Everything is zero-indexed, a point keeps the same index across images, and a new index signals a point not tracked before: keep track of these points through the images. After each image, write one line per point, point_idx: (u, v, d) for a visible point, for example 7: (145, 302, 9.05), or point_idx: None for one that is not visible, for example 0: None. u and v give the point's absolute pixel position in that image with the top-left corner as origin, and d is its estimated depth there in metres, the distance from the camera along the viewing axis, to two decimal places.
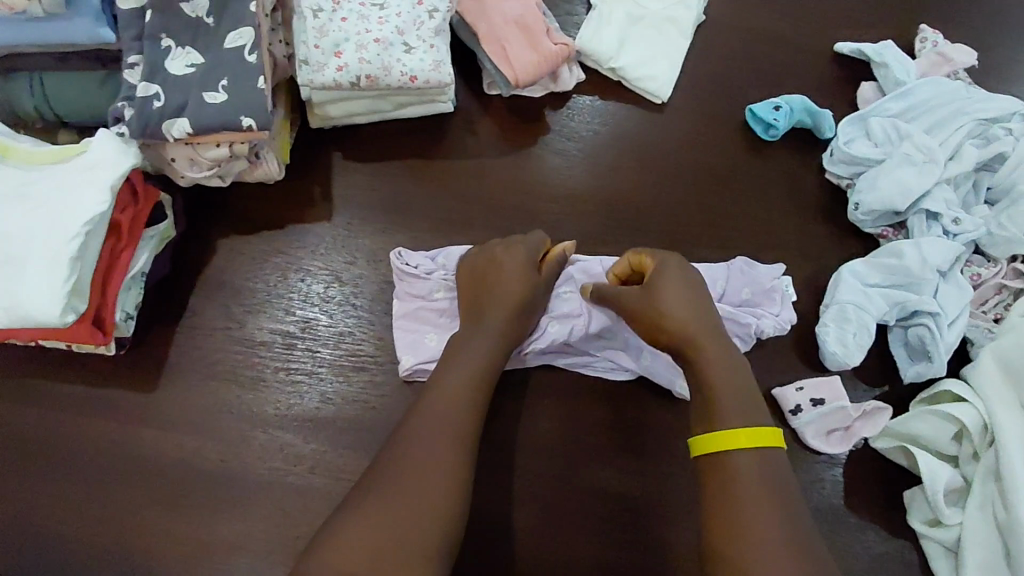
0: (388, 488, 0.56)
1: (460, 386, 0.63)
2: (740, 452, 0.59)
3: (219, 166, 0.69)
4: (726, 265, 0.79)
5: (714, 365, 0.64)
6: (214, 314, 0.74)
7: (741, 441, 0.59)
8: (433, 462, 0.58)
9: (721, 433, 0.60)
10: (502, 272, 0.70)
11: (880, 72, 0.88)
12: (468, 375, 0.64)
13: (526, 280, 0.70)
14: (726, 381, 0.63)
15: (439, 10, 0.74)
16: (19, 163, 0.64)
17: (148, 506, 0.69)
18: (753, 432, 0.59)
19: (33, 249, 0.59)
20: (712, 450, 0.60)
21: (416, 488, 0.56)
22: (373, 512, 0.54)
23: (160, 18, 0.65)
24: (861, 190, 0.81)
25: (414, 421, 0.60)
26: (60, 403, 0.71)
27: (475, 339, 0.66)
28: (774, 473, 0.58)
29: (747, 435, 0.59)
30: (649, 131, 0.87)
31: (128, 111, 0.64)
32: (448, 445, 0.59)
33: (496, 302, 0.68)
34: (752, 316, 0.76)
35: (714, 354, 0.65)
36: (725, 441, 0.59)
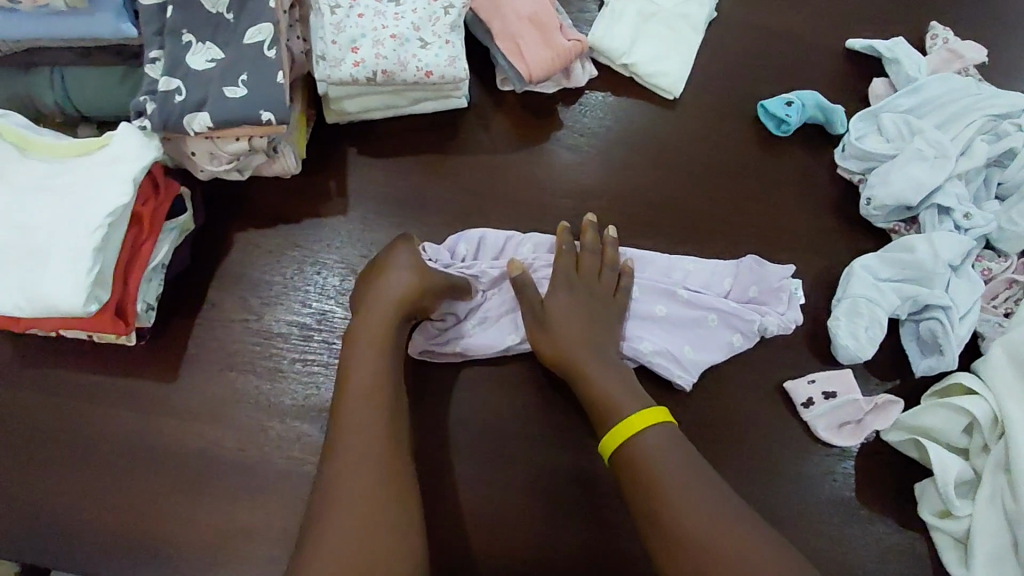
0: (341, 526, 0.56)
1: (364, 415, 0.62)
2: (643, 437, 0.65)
3: (237, 160, 0.70)
4: (738, 262, 0.81)
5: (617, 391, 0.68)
6: (231, 305, 0.75)
7: (638, 424, 0.66)
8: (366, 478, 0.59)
9: (620, 425, 0.66)
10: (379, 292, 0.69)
11: (891, 69, 0.89)
12: (358, 387, 0.64)
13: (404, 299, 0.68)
14: (609, 381, 0.69)
15: (454, 6, 0.75)
16: (42, 156, 0.65)
17: (166, 495, 0.70)
18: (645, 413, 0.66)
19: (59, 241, 0.60)
20: (620, 445, 0.66)
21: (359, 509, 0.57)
22: (331, 535, 0.56)
23: (182, 13, 0.66)
24: (872, 184, 0.81)
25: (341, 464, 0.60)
26: (78, 393, 0.72)
27: (357, 359, 0.65)
28: (670, 443, 0.65)
29: (643, 417, 0.66)
30: (660, 126, 0.87)
31: (150, 105, 0.65)
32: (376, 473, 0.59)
33: (369, 321, 0.67)
34: (757, 313, 0.77)
35: (610, 380, 0.69)
36: (626, 430, 0.66)
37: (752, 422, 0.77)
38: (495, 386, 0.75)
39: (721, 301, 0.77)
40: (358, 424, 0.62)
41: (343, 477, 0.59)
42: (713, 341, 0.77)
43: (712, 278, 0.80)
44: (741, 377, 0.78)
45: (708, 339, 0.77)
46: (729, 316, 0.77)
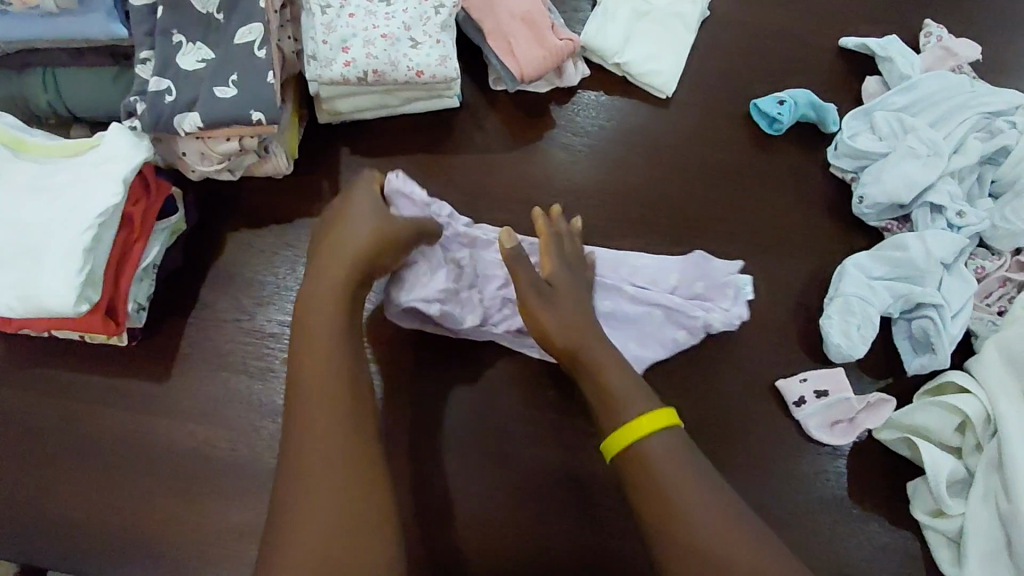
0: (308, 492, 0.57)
1: (333, 359, 0.62)
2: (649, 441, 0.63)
3: (228, 160, 0.70)
4: (684, 257, 0.81)
5: (613, 369, 0.67)
6: (223, 305, 0.75)
7: (642, 428, 0.63)
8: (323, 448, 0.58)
9: (624, 429, 0.64)
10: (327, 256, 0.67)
11: (884, 67, 0.89)
12: (314, 351, 0.62)
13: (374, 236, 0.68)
14: (606, 358, 0.68)
15: (444, 6, 0.75)
16: (33, 157, 0.65)
17: (158, 494, 0.70)
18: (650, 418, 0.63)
19: (49, 241, 0.60)
20: (624, 450, 0.63)
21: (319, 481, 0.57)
22: (297, 517, 0.55)
23: (172, 14, 0.66)
24: (865, 183, 0.81)
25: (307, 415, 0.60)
26: (70, 393, 0.72)
27: (311, 322, 0.63)
28: (677, 450, 0.62)
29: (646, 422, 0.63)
30: (652, 125, 0.87)
31: (140, 105, 0.65)
32: (344, 431, 0.59)
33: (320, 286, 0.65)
34: (701, 309, 0.78)
35: (607, 356, 0.68)
36: (629, 435, 0.63)
37: (744, 421, 0.77)
38: (487, 385, 0.75)
39: (665, 297, 0.78)
40: (310, 390, 0.60)
41: (310, 436, 0.59)
42: (654, 337, 0.78)
43: (659, 273, 0.80)
44: (733, 376, 0.78)
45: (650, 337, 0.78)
46: (673, 312, 0.78)
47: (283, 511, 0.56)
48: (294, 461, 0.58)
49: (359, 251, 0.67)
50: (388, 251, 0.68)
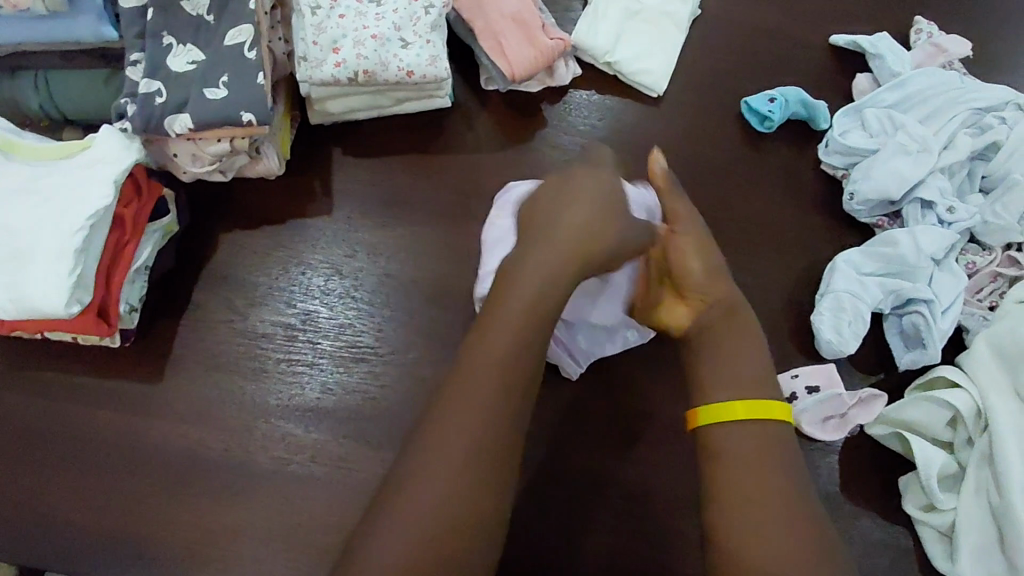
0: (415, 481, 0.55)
1: (517, 314, 0.62)
2: (741, 427, 0.62)
3: (220, 161, 0.70)
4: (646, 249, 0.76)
5: (749, 363, 0.66)
6: (216, 306, 0.75)
7: (738, 413, 0.63)
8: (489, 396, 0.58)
9: (717, 406, 0.64)
10: (548, 220, 0.70)
11: (874, 64, 0.89)
12: (515, 317, 0.62)
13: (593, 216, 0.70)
14: (744, 357, 0.67)
15: (435, 6, 0.75)
16: (24, 158, 0.65)
17: (154, 494, 0.70)
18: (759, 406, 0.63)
19: (40, 243, 0.61)
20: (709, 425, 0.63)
21: (473, 426, 0.57)
22: (438, 464, 0.56)
23: (162, 16, 0.66)
24: (856, 179, 0.82)
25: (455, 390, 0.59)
26: (65, 394, 0.72)
27: (512, 285, 0.64)
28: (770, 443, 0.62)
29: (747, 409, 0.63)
30: (645, 123, 0.88)
31: (130, 107, 0.66)
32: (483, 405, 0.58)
33: (543, 250, 0.67)
34: None
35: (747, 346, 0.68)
36: (722, 413, 0.63)
37: None
38: None
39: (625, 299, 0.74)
40: (482, 351, 0.60)
41: (454, 406, 0.58)
42: (608, 333, 0.75)
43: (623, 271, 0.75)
44: None
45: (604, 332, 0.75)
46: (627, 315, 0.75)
47: (419, 458, 0.56)
48: (455, 404, 0.58)
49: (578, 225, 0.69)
50: (609, 235, 0.70)
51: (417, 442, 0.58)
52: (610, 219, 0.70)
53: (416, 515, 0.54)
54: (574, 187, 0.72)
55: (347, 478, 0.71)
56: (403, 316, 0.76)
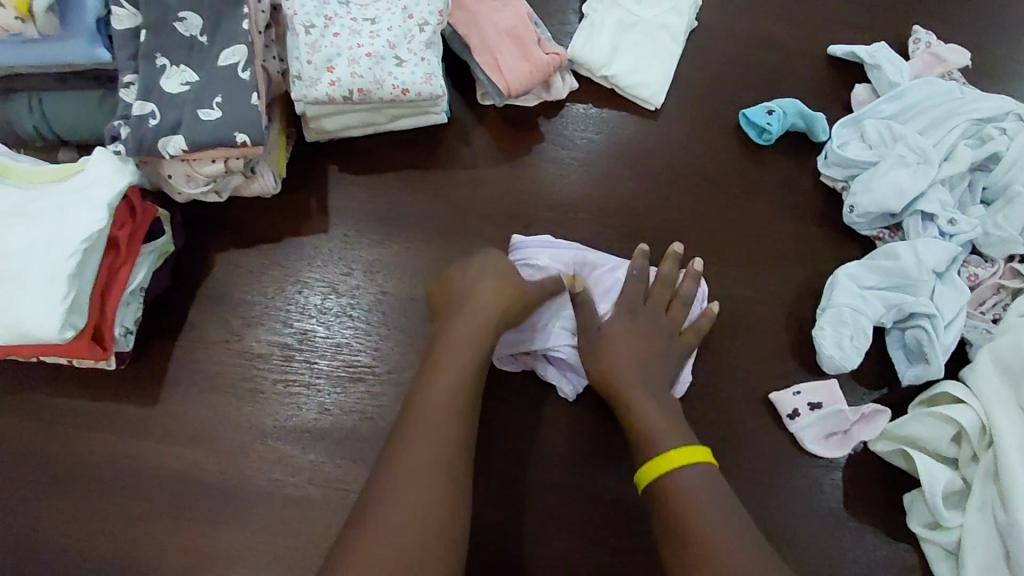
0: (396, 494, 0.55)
1: (447, 384, 0.61)
2: (682, 472, 0.62)
3: (215, 181, 0.70)
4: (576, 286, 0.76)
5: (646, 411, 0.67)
6: (213, 327, 0.74)
7: (676, 461, 0.63)
8: (455, 395, 0.61)
9: (657, 459, 0.64)
10: (467, 291, 0.68)
11: (873, 74, 0.89)
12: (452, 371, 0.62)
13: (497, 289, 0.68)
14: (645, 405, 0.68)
15: (429, 23, 0.74)
16: (18, 181, 0.65)
17: (149, 517, 0.69)
18: (686, 451, 0.64)
19: (31, 267, 0.60)
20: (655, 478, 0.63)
21: (447, 430, 0.59)
22: (422, 462, 0.57)
23: (155, 37, 0.66)
24: (856, 192, 0.81)
25: (412, 416, 0.60)
26: (60, 417, 0.71)
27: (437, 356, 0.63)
28: (713, 485, 0.62)
29: (682, 454, 0.64)
30: (642, 136, 0.87)
31: (124, 129, 0.65)
32: (443, 419, 0.59)
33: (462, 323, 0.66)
34: None
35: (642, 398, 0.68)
36: (662, 464, 0.63)
37: (739, 434, 0.76)
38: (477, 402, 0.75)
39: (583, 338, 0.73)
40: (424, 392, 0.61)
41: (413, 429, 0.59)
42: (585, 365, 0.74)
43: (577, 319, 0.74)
44: (726, 388, 0.78)
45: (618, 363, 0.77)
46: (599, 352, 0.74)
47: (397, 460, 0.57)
48: (427, 404, 0.60)
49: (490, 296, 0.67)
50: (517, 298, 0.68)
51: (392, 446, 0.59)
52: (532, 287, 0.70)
53: (394, 522, 0.54)
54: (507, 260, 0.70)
55: (345, 500, 0.70)
56: (399, 335, 0.75)
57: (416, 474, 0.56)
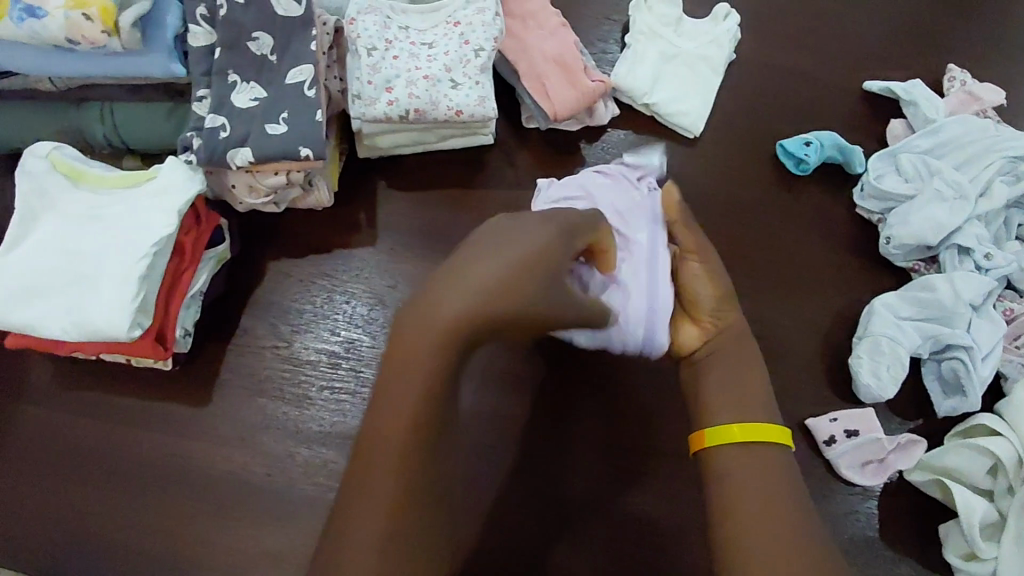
0: (357, 522, 0.52)
1: (410, 403, 0.52)
2: (749, 447, 0.61)
3: (275, 193, 0.73)
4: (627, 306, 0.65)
5: (724, 400, 0.64)
6: (263, 333, 0.77)
7: (746, 434, 0.61)
8: (416, 421, 0.52)
9: (726, 428, 0.62)
10: (452, 279, 0.53)
11: (909, 110, 0.91)
12: (415, 381, 0.52)
13: (503, 280, 0.53)
14: (724, 389, 0.65)
15: (485, 49, 0.77)
16: (91, 187, 0.67)
17: (197, 514, 0.71)
18: (762, 428, 0.62)
19: (106, 270, 0.63)
20: (721, 449, 0.61)
21: (391, 495, 0.52)
22: (359, 534, 0.52)
23: (228, 55, 0.69)
24: (891, 224, 0.83)
25: (375, 438, 0.53)
26: (115, 414, 0.74)
27: (404, 361, 0.52)
28: (780, 468, 0.61)
29: (755, 430, 0.61)
30: (681, 162, 0.90)
31: (196, 140, 0.68)
32: (402, 449, 0.52)
33: (415, 335, 0.52)
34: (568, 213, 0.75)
35: (724, 383, 0.65)
36: (732, 435, 0.61)
37: None
38: (515, 417, 0.76)
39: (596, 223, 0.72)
40: (387, 411, 0.52)
41: (376, 454, 0.52)
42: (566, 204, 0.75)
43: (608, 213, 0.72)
44: None
45: (633, 360, 0.77)
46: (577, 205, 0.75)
47: (357, 489, 0.53)
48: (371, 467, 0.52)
49: (488, 292, 0.52)
50: (528, 295, 0.53)
51: (355, 465, 0.54)
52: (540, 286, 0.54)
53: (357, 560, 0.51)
54: (472, 272, 0.53)
55: None
56: None
57: (373, 514, 0.52)
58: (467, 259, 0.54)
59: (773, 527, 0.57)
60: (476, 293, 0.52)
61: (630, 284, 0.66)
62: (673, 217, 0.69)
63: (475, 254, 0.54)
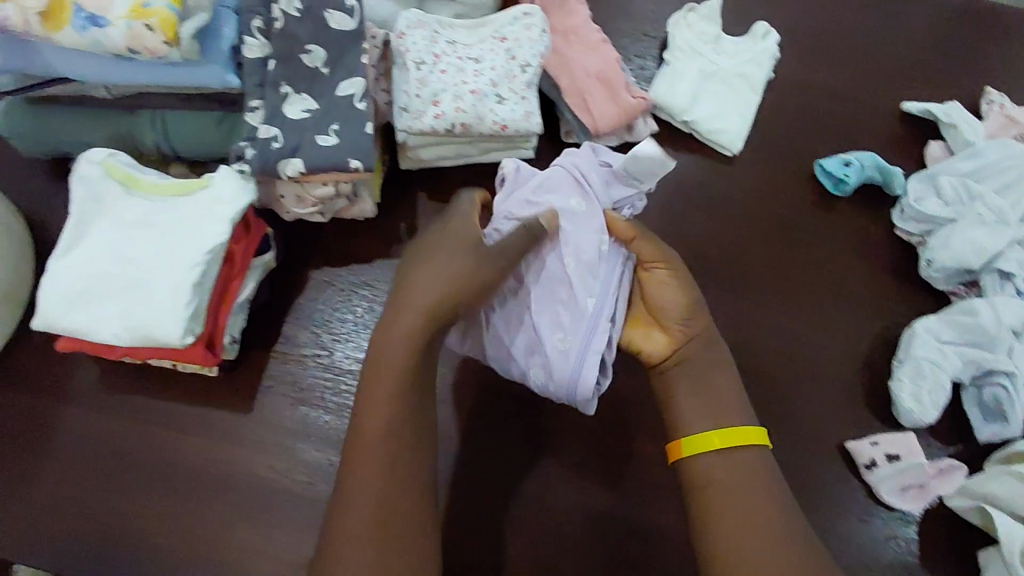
0: (355, 510, 0.61)
1: (386, 397, 0.64)
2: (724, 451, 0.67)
3: (322, 203, 0.73)
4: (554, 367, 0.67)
5: (691, 410, 0.70)
6: (306, 342, 0.77)
7: (720, 440, 0.67)
8: (389, 415, 0.64)
9: (702, 436, 0.68)
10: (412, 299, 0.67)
11: (947, 132, 0.91)
12: (389, 381, 0.64)
13: (448, 290, 0.67)
14: (694, 398, 0.70)
15: (531, 65, 0.78)
16: (145, 194, 0.68)
17: (238, 520, 0.71)
18: (735, 432, 0.68)
19: (160, 276, 0.64)
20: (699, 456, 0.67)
21: (376, 485, 0.62)
22: (352, 537, 0.60)
23: (282, 67, 0.70)
24: (932, 247, 0.83)
25: (361, 432, 0.64)
26: (158, 419, 0.74)
27: (381, 360, 0.65)
28: (751, 465, 0.67)
29: (730, 434, 0.68)
30: (719, 179, 0.90)
31: (250, 150, 0.69)
32: (384, 441, 0.63)
33: (390, 343, 0.66)
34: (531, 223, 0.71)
35: (690, 393, 0.70)
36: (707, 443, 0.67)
37: (813, 481, 0.76)
38: (553, 431, 0.76)
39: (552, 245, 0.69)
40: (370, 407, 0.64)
41: (362, 446, 0.63)
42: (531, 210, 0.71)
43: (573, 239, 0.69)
44: (799, 435, 0.78)
45: None
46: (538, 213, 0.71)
47: (351, 482, 0.62)
48: (359, 468, 0.62)
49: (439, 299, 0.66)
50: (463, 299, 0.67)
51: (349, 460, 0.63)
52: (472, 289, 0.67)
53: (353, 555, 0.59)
54: (424, 281, 0.67)
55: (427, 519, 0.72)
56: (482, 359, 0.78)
57: (362, 507, 0.61)
58: (423, 269, 0.68)
59: (749, 524, 0.63)
60: (433, 306, 0.66)
61: (560, 345, 0.67)
62: (627, 237, 0.69)
63: (429, 262, 0.68)
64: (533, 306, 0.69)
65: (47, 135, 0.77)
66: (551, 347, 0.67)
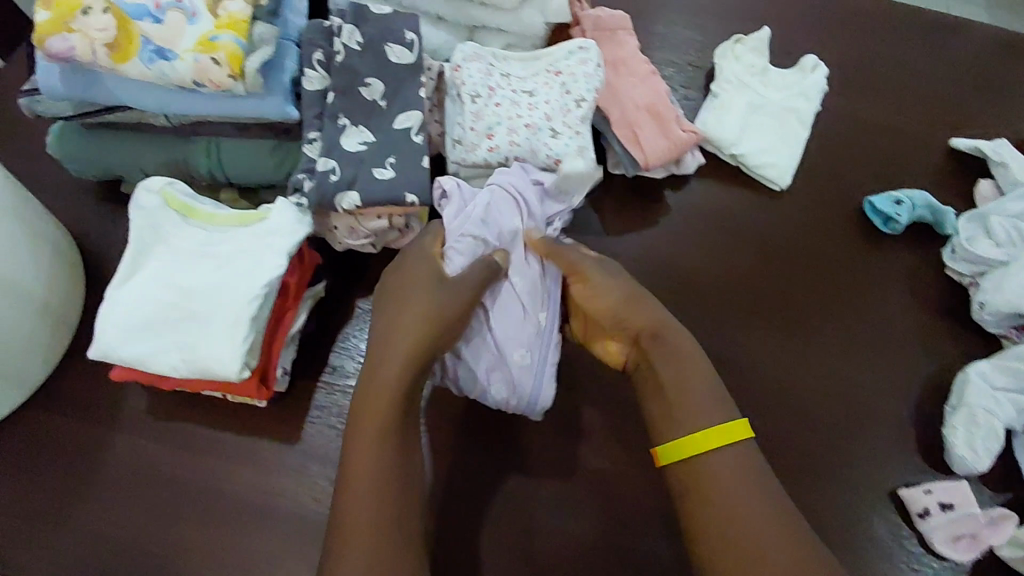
0: (357, 524, 0.57)
1: (384, 406, 0.62)
2: (711, 452, 0.62)
3: (375, 235, 0.74)
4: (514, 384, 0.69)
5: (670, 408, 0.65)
6: (353, 372, 0.77)
7: (704, 440, 0.62)
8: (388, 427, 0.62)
9: (686, 439, 0.63)
10: (399, 316, 0.67)
11: (998, 171, 0.90)
12: (389, 392, 0.63)
13: (433, 305, 0.66)
14: (662, 395, 0.66)
15: (585, 99, 0.78)
16: (201, 224, 0.69)
17: (284, 554, 0.71)
18: (721, 430, 0.62)
19: (217, 310, 0.64)
20: (682, 460, 0.63)
21: (377, 495, 0.59)
22: (353, 551, 0.56)
23: (342, 99, 0.71)
24: (986, 290, 0.81)
25: (357, 444, 0.61)
26: (206, 448, 0.74)
27: (378, 373, 0.64)
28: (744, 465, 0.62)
29: (717, 433, 0.62)
30: (765, 213, 0.89)
31: (308, 182, 0.69)
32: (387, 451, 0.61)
33: (385, 357, 0.65)
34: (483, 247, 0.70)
35: (652, 383, 0.67)
36: (691, 445, 0.62)
37: (863, 528, 0.75)
38: None
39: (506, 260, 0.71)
40: (365, 416, 0.62)
41: (360, 457, 0.60)
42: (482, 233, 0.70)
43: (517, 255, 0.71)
44: (849, 479, 0.77)
45: None
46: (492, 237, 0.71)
47: (349, 494, 0.59)
48: (354, 484, 0.59)
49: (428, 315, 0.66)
50: (449, 318, 0.66)
51: (347, 471, 0.60)
52: (454, 310, 0.66)
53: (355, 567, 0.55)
54: (413, 298, 0.67)
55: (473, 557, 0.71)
56: None
57: (366, 518, 0.57)
58: (404, 286, 0.68)
59: (747, 525, 0.58)
60: (426, 321, 0.66)
61: (518, 361, 0.69)
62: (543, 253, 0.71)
63: (410, 280, 0.68)
64: (491, 324, 0.70)
65: (100, 159, 0.77)
66: (511, 364, 0.69)
